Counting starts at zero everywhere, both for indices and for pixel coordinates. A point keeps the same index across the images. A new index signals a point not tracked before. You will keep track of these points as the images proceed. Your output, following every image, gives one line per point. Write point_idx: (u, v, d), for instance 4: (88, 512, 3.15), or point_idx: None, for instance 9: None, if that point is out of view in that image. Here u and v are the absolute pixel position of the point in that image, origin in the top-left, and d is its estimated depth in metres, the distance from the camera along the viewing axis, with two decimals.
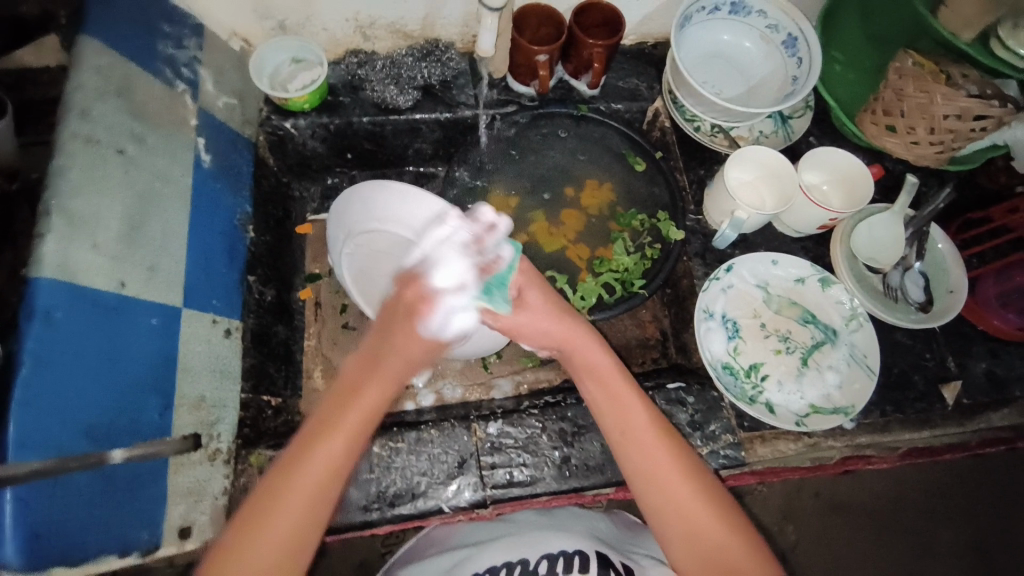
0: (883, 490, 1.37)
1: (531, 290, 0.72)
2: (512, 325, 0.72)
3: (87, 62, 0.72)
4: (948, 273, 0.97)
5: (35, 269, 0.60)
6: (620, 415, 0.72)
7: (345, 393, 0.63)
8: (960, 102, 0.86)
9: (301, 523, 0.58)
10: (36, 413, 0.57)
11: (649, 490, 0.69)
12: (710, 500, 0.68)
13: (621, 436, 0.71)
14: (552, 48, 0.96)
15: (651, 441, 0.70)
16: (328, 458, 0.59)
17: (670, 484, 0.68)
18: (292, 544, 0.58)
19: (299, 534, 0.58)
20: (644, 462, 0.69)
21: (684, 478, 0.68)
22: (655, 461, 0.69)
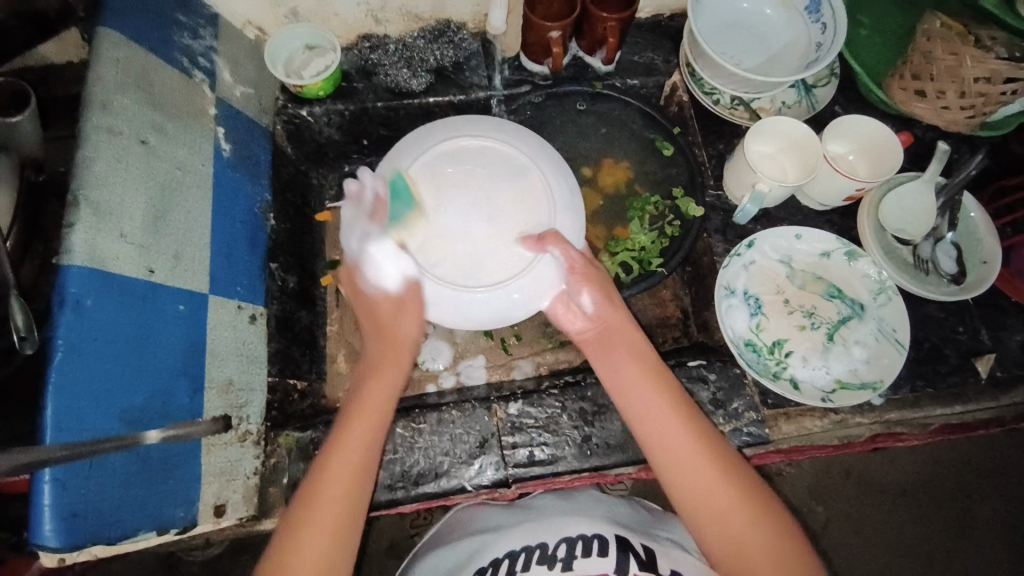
0: (916, 469, 1.34)
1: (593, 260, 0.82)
2: (590, 269, 0.80)
3: (106, 55, 0.73)
4: (982, 243, 0.94)
5: (66, 258, 0.62)
6: (632, 399, 0.75)
7: (359, 412, 0.72)
8: (989, 65, 0.82)
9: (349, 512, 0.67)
10: (73, 397, 0.60)
11: (671, 471, 0.70)
12: (731, 474, 0.69)
13: (642, 416, 0.73)
14: (566, 23, 0.94)
15: (670, 419, 0.72)
16: (354, 458, 0.68)
17: (693, 462, 0.69)
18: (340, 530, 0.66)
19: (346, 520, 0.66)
20: (660, 441, 0.71)
21: (705, 453, 0.70)
22: (675, 439, 0.71)
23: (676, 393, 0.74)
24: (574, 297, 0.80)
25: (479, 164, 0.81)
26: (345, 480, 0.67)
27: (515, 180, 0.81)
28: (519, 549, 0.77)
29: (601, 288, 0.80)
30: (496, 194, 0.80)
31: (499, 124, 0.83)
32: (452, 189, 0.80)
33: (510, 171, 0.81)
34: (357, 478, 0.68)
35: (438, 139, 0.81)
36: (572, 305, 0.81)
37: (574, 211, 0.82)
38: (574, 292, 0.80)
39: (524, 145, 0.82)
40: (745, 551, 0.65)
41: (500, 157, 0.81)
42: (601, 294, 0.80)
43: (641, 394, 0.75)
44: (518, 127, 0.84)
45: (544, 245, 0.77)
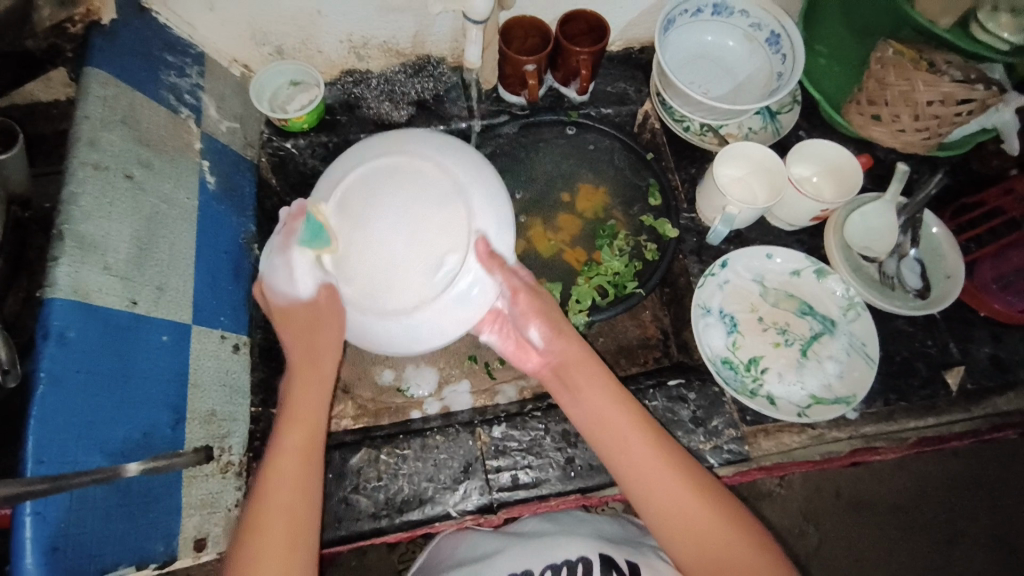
0: (903, 484, 1.36)
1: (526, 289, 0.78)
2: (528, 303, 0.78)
3: (94, 93, 0.75)
4: (945, 258, 0.98)
5: (50, 291, 0.63)
6: (602, 431, 0.74)
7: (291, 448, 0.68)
8: (941, 88, 0.87)
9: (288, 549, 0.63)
10: (54, 430, 0.60)
11: (644, 496, 0.70)
12: (696, 484, 0.70)
13: (609, 443, 0.73)
14: (540, 58, 0.99)
15: (637, 443, 0.72)
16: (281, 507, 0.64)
17: (663, 483, 0.70)
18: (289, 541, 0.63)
19: (297, 519, 0.64)
20: (631, 467, 0.71)
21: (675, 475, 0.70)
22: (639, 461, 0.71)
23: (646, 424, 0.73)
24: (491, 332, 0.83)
25: (414, 184, 0.77)
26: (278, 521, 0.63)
27: (445, 205, 0.77)
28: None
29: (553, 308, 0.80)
30: (430, 212, 0.76)
31: (437, 144, 0.81)
32: (374, 207, 0.76)
33: (444, 196, 0.77)
34: (299, 514, 0.65)
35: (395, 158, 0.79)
36: (523, 339, 0.81)
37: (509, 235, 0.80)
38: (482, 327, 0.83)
39: (462, 167, 0.80)
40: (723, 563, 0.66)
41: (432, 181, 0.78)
42: (552, 328, 0.78)
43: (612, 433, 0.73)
44: (460, 148, 0.82)
45: (489, 261, 0.76)
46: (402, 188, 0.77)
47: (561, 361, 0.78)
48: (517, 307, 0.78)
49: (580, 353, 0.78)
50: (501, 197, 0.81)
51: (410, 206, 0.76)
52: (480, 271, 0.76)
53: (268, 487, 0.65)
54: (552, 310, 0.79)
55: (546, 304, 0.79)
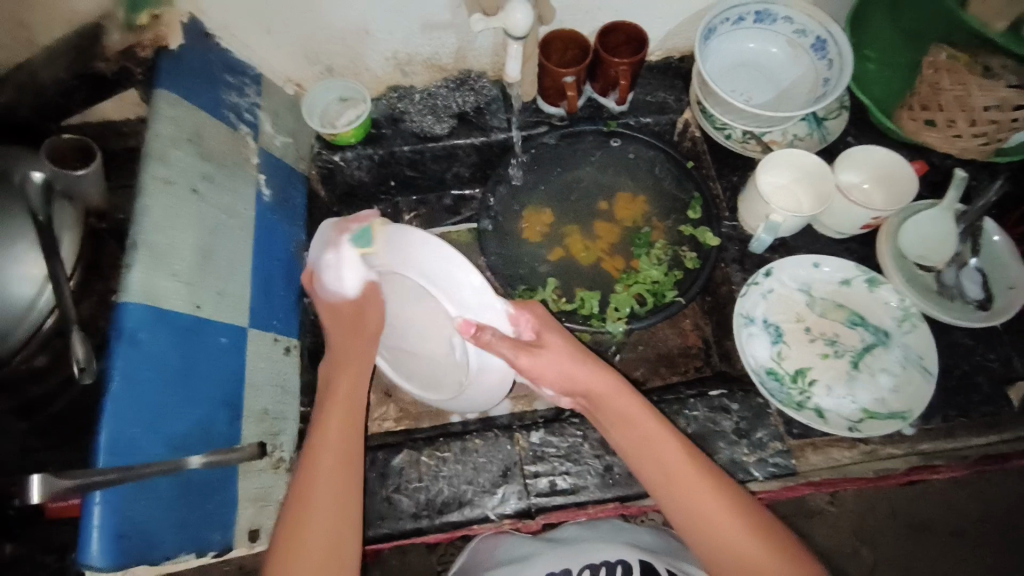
0: (967, 507, 1.28)
1: (548, 331, 0.75)
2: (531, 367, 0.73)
3: (164, 113, 0.81)
4: (1008, 267, 0.93)
5: (123, 296, 0.68)
6: (642, 451, 0.73)
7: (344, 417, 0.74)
8: (999, 93, 0.83)
9: (336, 516, 0.67)
10: (125, 424, 0.65)
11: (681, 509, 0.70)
12: (730, 500, 0.69)
13: (649, 462, 0.73)
14: (579, 69, 1.00)
15: (681, 465, 0.71)
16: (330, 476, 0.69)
17: (706, 505, 0.69)
18: (338, 512, 0.68)
19: (343, 506, 0.68)
20: (672, 484, 0.71)
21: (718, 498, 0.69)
22: (679, 480, 0.70)
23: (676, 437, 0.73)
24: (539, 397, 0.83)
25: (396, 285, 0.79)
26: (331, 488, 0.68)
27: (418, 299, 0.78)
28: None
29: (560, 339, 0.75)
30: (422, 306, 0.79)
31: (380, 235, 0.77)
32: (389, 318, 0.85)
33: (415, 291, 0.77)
34: (346, 483, 0.70)
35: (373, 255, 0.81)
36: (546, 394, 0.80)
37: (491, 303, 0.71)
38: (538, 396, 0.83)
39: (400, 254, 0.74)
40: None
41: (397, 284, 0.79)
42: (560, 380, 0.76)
43: (639, 448, 0.73)
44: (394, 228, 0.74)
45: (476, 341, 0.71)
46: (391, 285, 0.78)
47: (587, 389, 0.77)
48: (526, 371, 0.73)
49: (593, 371, 0.76)
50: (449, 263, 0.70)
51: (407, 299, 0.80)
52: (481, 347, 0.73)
53: (315, 472, 0.69)
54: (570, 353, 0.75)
55: (556, 356, 0.74)
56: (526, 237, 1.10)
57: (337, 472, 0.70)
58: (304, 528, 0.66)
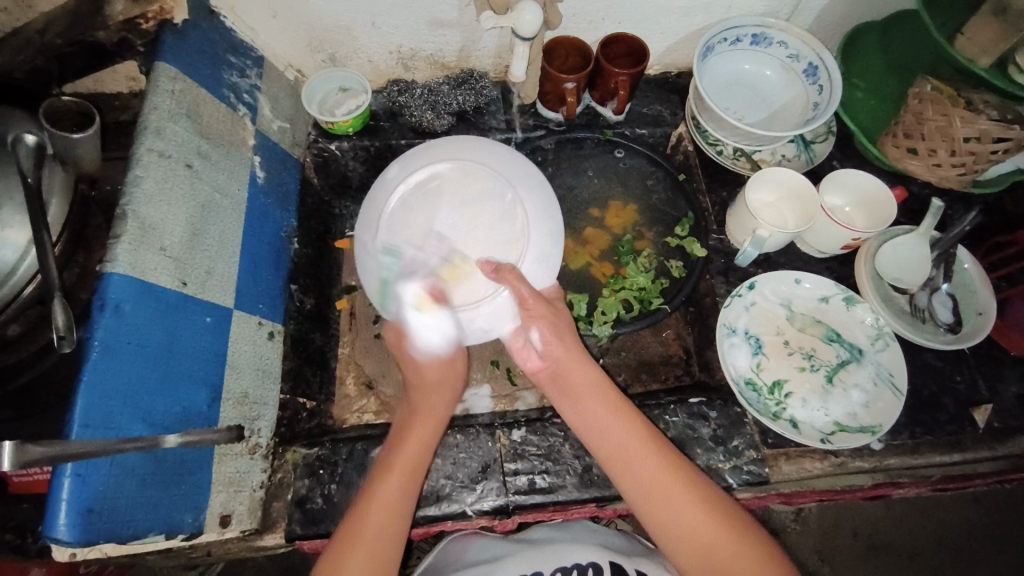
0: (923, 529, 1.32)
1: (565, 333, 0.84)
2: (550, 322, 0.82)
3: (164, 86, 0.79)
4: (976, 294, 0.97)
5: (110, 265, 0.67)
6: (602, 438, 0.78)
7: (420, 421, 0.82)
8: (979, 125, 0.87)
9: (393, 517, 0.73)
10: (102, 396, 0.63)
11: (647, 505, 0.73)
12: (704, 497, 0.72)
13: (611, 452, 0.77)
14: (580, 76, 1.02)
15: (638, 454, 0.75)
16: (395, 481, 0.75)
17: (665, 494, 0.73)
18: (394, 507, 0.74)
19: (398, 511, 0.74)
20: (637, 482, 0.74)
21: (686, 489, 0.72)
22: (642, 472, 0.74)
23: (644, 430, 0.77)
24: (526, 332, 0.84)
25: (477, 181, 0.83)
26: (394, 493, 0.74)
27: (491, 203, 0.83)
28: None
29: (556, 325, 0.83)
30: (488, 205, 0.83)
31: (486, 148, 0.86)
32: (415, 202, 0.83)
33: (483, 200, 0.83)
34: (406, 494, 0.75)
35: (426, 157, 0.84)
36: (525, 342, 0.85)
37: (548, 265, 0.84)
38: (527, 327, 0.83)
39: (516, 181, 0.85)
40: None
41: (482, 179, 0.83)
42: (552, 333, 0.83)
43: (608, 443, 0.77)
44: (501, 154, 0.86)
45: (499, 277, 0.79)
46: (460, 190, 0.83)
47: (558, 364, 0.84)
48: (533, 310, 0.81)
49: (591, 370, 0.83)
50: (551, 194, 0.86)
51: (473, 199, 0.83)
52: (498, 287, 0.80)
53: (385, 476, 0.75)
54: (558, 316, 0.84)
55: (554, 316, 0.83)
56: None
57: (411, 469, 0.77)
58: (362, 524, 0.72)
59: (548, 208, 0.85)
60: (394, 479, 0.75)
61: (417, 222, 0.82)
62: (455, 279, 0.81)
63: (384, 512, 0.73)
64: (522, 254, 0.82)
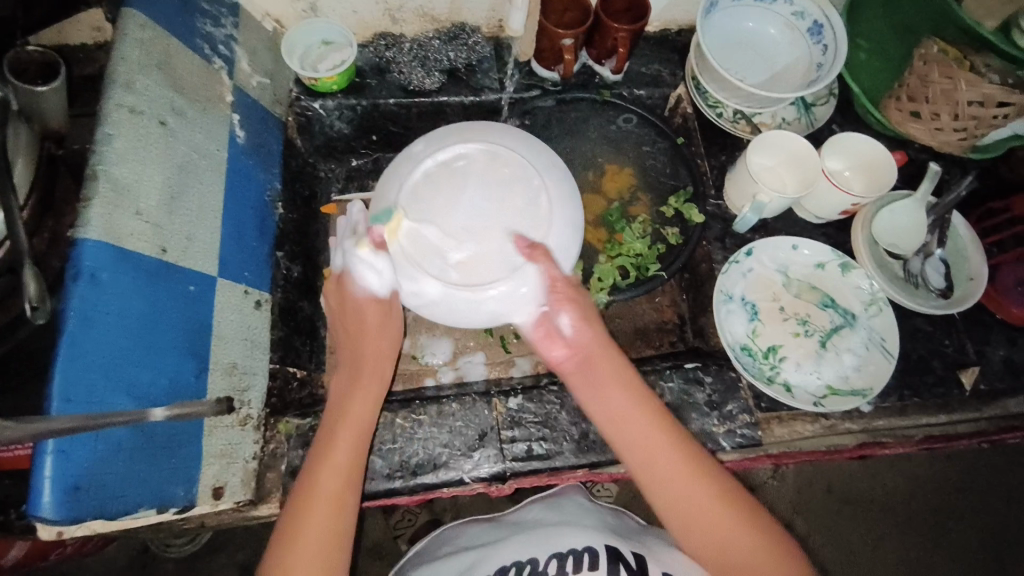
0: (895, 486, 1.37)
1: (588, 322, 0.80)
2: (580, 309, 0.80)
3: (132, 35, 0.73)
4: (969, 261, 0.98)
5: (82, 232, 0.63)
6: (622, 429, 0.76)
7: (342, 424, 0.74)
8: (983, 88, 0.87)
9: (336, 508, 0.70)
10: (82, 369, 0.60)
11: (661, 495, 0.73)
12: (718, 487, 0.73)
13: (633, 446, 0.75)
14: (577, 31, 0.97)
15: (658, 447, 0.74)
16: (342, 466, 0.72)
17: (685, 490, 0.72)
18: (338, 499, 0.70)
19: (343, 498, 0.70)
20: (656, 478, 0.73)
21: (696, 478, 0.73)
22: (663, 466, 0.73)
23: (665, 422, 0.76)
24: (553, 316, 0.80)
25: (506, 165, 0.79)
26: (336, 481, 0.71)
27: (518, 187, 0.79)
28: (510, 564, 0.82)
29: (584, 308, 0.80)
30: (517, 190, 0.79)
31: (518, 139, 0.82)
32: (439, 176, 0.78)
33: (514, 182, 0.79)
34: (346, 490, 0.71)
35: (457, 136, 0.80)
36: (552, 329, 0.80)
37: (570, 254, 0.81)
38: (555, 313, 0.79)
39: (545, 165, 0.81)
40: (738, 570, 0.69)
41: (509, 163, 0.79)
42: (581, 316, 0.80)
43: (630, 441, 0.75)
44: (535, 146, 0.82)
45: (535, 255, 0.76)
46: (492, 170, 0.79)
47: (590, 354, 0.80)
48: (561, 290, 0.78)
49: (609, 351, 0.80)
50: (575, 185, 0.83)
51: (503, 180, 0.78)
52: (529, 265, 0.76)
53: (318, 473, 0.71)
54: (584, 306, 0.80)
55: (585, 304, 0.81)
56: None
57: (353, 454, 0.73)
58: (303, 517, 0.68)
59: (571, 199, 0.81)
60: (334, 467, 0.71)
61: (440, 199, 0.77)
62: (470, 261, 0.76)
63: (327, 497, 0.69)
64: (550, 232, 0.78)
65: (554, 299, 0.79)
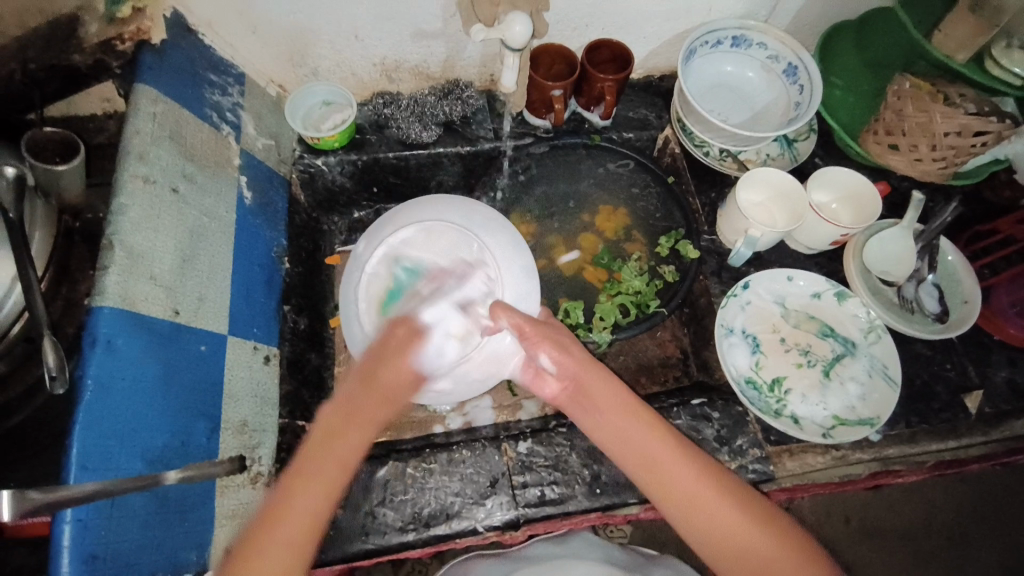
0: (913, 513, 1.35)
1: (574, 347, 0.81)
2: (551, 333, 0.80)
3: (145, 109, 0.77)
4: (961, 282, 1.00)
5: (99, 299, 0.64)
6: (630, 445, 0.75)
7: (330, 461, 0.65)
8: (959, 119, 0.91)
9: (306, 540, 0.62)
10: (98, 436, 0.61)
11: (679, 506, 0.71)
12: (744, 502, 0.71)
13: (642, 463, 0.74)
14: (566, 83, 1.02)
15: (668, 457, 0.73)
16: (310, 512, 0.62)
17: (705, 499, 0.71)
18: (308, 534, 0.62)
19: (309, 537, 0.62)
20: (675, 495, 0.72)
21: (716, 489, 0.71)
22: (681, 482, 0.72)
23: (669, 434, 0.76)
24: (534, 358, 0.80)
25: (443, 236, 0.84)
26: (310, 510, 0.63)
27: (462, 253, 0.83)
28: None
29: (557, 343, 0.80)
30: (455, 263, 0.83)
31: (456, 205, 0.87)
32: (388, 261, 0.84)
33: (456, 247, 0.84)
34: (315, 525, 0.62)
35: (392, 229, 0.86)
36: (539, 368, 0.82)
37: (528, 293, 0.83)
38: (534, 355, 0.80)
39: (481, 218, 0.87)
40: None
41: (448, 232, 0.84)
42: (556, 348, 0.79)
43: (636, 452, 0.75)
44: (472, 205, 0.87)
45: (496, 320, 0.78)
46: (433, 238, 0.84)
47: (585, 379, 0.79)
48: (528, 337, 0.79)
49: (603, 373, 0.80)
50: (515, 233, 0.87)
51: (441, 253, 0.83)
52: (494, 325, 0.78)
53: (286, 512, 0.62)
54: (563, 333, 0.82)
55: (557, 330, 0.82)
56: None
57: (325, 495, 0.63)
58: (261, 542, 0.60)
59: (514, 248, 0.85)
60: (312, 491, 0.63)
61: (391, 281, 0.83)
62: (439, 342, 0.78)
63: (296, 530, 0.61)
64: (499, 288, 0.82)
65: (527, 342, 0.80)
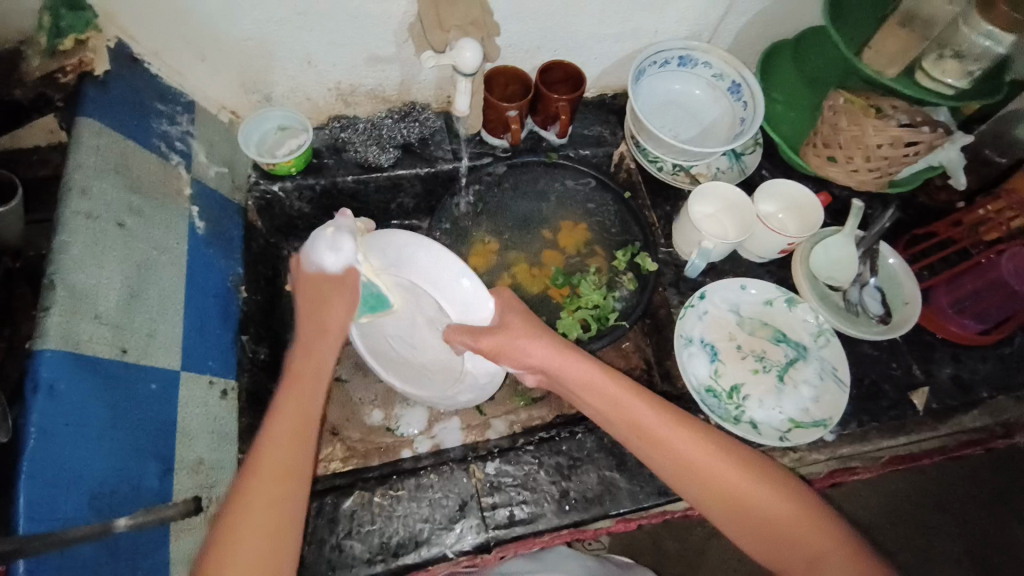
0: (876, 506, 1.41)
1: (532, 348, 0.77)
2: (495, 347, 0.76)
3: (87, 143, 0.76)
4: (902, 286, 1.04)
5: (40, 343, 0.62)
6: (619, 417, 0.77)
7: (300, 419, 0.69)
8: (890, 132, 0.96)
9: (278, 525, 0.63)
10: (44, 485, 0.58)
11: (682, 472, 0.73)
12: (741, 461, 0.73)
13: (635, 435, 0.76)
14: (521, 104, 1.04)
15: (666, 429, 0.74)
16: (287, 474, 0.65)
17: (704, 463, 0.72)
18: (279, 519, 0.63)
19: (285, 513, 0.63)
20: (675, 459, 0.73)
21: (712, 452, 0.73)
22: (679, 447, 0.73)
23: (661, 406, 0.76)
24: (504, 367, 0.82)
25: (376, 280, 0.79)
26: (271, 501, 0.63)
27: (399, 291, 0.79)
28: None
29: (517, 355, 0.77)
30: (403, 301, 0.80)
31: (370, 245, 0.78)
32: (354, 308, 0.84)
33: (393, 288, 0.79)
34: (287, 515, 0.63)
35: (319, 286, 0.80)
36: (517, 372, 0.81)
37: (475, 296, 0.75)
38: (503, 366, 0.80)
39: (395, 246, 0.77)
40: (785, 543, 0.69)
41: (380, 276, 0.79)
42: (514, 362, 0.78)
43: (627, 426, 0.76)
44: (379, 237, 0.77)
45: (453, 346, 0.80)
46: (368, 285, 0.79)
47: (556, 369, 0.79)
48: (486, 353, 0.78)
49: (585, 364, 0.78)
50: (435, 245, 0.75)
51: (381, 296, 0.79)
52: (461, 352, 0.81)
53: (251, 491, 0.63)
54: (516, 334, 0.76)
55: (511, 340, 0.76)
56: (473, 266, 1.14)
57: (287, 459, 0.66)
58: (238, 521, 0.62)
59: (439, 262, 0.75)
60: (275, 465, 0.65)
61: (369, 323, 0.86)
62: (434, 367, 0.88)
63: (263, 519, 0.62)
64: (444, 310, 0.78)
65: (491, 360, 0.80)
